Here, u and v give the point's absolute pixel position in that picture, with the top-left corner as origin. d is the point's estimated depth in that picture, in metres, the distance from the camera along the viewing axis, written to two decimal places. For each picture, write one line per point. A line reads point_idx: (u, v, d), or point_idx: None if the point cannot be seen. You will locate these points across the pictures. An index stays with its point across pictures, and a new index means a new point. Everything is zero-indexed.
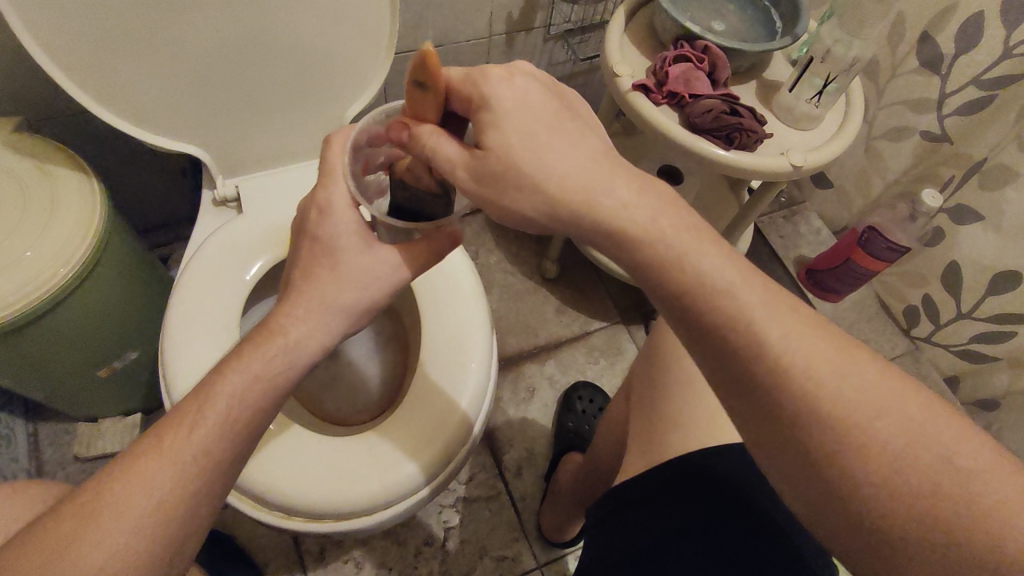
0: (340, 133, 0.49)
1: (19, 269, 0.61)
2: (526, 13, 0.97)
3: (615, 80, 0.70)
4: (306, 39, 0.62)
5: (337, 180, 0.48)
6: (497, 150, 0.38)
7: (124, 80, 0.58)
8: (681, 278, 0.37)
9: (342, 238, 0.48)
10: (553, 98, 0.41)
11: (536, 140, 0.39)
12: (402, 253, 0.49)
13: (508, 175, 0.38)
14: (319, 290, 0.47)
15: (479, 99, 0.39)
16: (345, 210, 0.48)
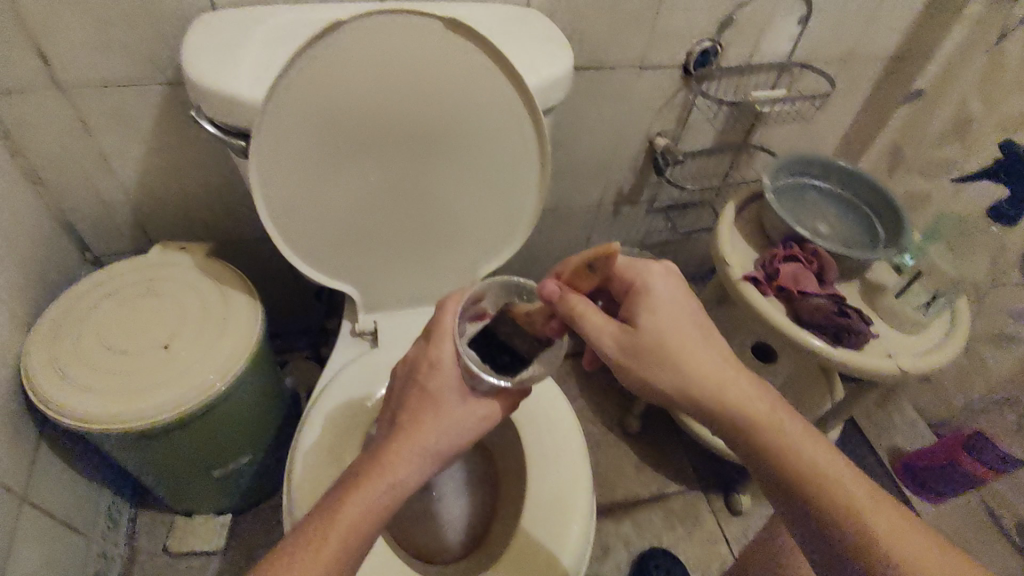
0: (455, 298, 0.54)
1: (187, 377, 0.70)
2: (635, 189, 1.09)
3: (726, 269, 0.77)
4: (461, 211, 0.69)
5: (448, 341, 0.52)
6: (651, 333, 0.49)
7: (306, 217, 0.64)
8: (794, 469, 0.46)
9: (449, 391, 0.51)
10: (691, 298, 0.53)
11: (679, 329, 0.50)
12: (490, 406, 0.53)
13: (653, 351, 0.49)
14: (425, 439, 0.50)
15: (641, 288, 0.51)
16: (453, 366, 0.51)
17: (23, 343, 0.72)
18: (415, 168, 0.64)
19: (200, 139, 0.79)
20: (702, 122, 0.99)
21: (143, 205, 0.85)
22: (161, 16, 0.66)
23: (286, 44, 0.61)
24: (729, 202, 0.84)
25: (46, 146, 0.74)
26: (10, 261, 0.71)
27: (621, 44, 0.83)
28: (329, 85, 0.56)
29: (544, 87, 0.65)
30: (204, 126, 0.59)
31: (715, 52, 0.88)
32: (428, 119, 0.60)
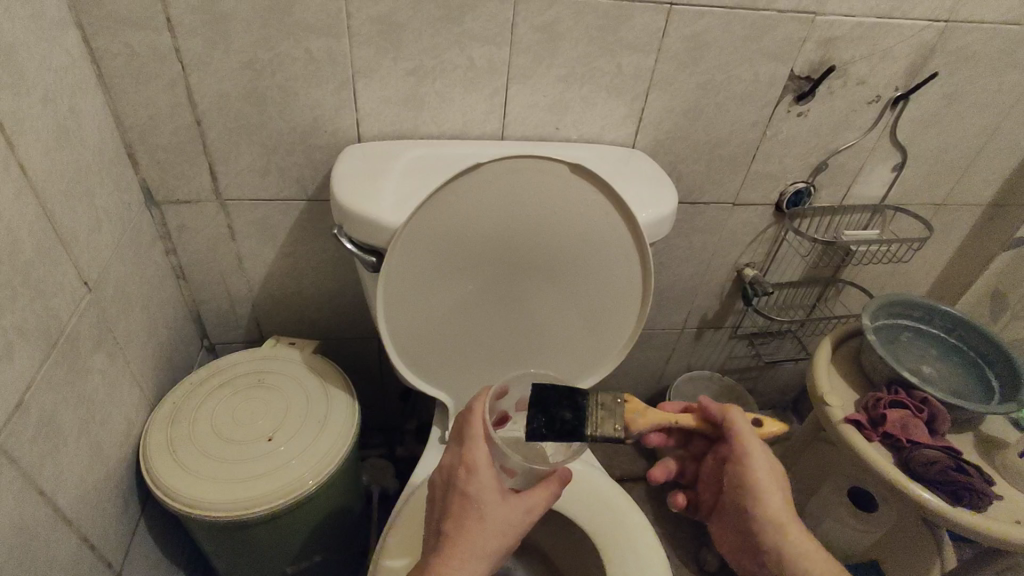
0: (481, 398, 0.55)
1: (287, 470, 0.72)
2: (719, 315, 1.10)
3: (827, 409, 0.74)
4: (561, 331, 0.72)
5: (482, 443, 0.52)
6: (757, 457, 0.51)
7: (412, 308, 0.67)
8: None
9: (488, 493, 0.50)
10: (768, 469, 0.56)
11: (771, 475, 0.51)
12: (533, 498, 0.52)
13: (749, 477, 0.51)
14: (478, 543, 0.48)
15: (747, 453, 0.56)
16: (489, 469, 0.51)
17: (145, 423, 0.76)
18: (524, 290, 0.68)
19: (326, 248, 0.87)
20: (792, 256, 1.01)
21: (263, 301, 0.93)
22: (317, 146, 0.76)
23: (422, 176, 0.69)
24: (823, 338, 0.83)
25: (197, 245, 0.84)
26: (150, 344, 0.79)
27: (716, 182, 0.88)
28: (460, 214, 0.62)
29: (651, 225, 0.69)
30: (344, 243, 0.66)
31: (808, 193, 0.91)
32: (542, 247, 0.65)
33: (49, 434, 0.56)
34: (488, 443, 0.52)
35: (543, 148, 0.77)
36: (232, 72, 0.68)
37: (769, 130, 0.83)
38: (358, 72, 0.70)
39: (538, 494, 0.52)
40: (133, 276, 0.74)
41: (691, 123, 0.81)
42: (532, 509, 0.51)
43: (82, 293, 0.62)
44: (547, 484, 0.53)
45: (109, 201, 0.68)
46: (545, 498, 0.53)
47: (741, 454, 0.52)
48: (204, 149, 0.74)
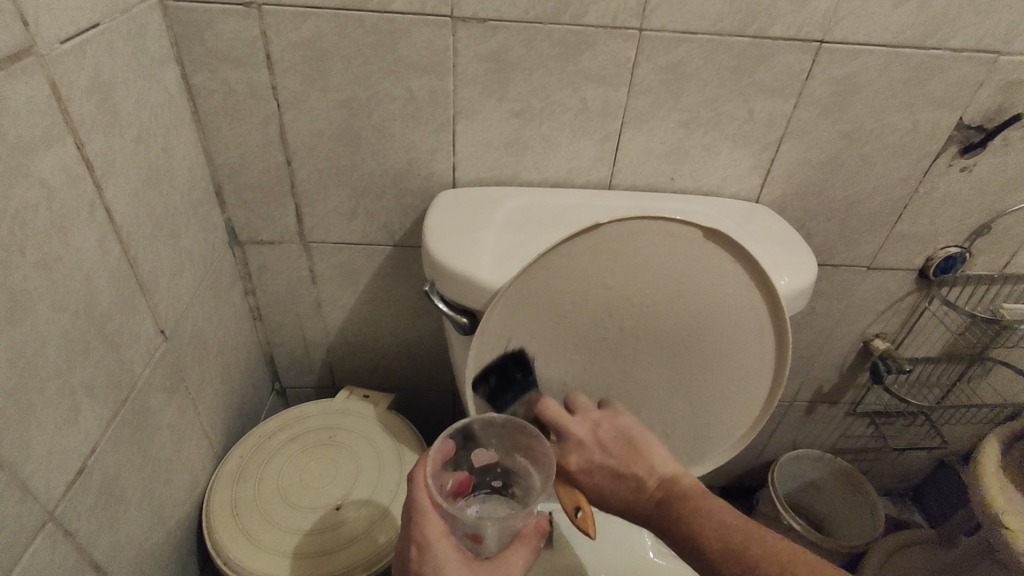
0: (421, 464, 0.53)
1: (356, 546, 0.64)
2: (836, 389, 0.96)
3: (1007, 534, 0.61)
4: (673, 413, 0.62)
5: (430, 515, 0.51)
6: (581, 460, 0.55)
7: (504, 384, 0.59)
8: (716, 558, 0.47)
9: (449, 566, 0.49)
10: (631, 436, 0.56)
11: (623, 462, 0.54)
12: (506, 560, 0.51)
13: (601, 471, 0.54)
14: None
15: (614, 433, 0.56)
16: (442, 541, 0.50)
17: (209, 480, 0.71)
18: (637, 367, 0.58)
19: (407, 296, 0.81)
20: (934, 329, 0.86)
21: (339, 346, 0.88)
22: (408, 191, 0.71)
23: (524, 230, 0.61)
24: (988, 441, 0.69)
25: (276, 287, 0.80)
26: (223, 390, 0.74)
27: (851, 243, 0.77)
28: (573, 278, 0.53)
29: (788, 297, 0.60)
30: (435, 302, 0.59)
31: (962, 259, 0.78)
32: (660, 324, 0.55)
33: (110, 499, 0.51)
34: (438, 512, 0.51)
35: (656, 200, 0.69)
36: (328, 111, 0.64)
37: (924, 185, 0.71)
38: (459, 112, 0.64)
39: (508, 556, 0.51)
40: (210, 320, 0.70)
41: (828, 176, 0.71)
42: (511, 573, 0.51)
43: (157, 342, 0.58)
44: (520, 545, 0.52)
45: (194, 242, 0.65)
46: (518, 559, 0.52)
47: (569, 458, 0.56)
48: (293, 189, 0.70)
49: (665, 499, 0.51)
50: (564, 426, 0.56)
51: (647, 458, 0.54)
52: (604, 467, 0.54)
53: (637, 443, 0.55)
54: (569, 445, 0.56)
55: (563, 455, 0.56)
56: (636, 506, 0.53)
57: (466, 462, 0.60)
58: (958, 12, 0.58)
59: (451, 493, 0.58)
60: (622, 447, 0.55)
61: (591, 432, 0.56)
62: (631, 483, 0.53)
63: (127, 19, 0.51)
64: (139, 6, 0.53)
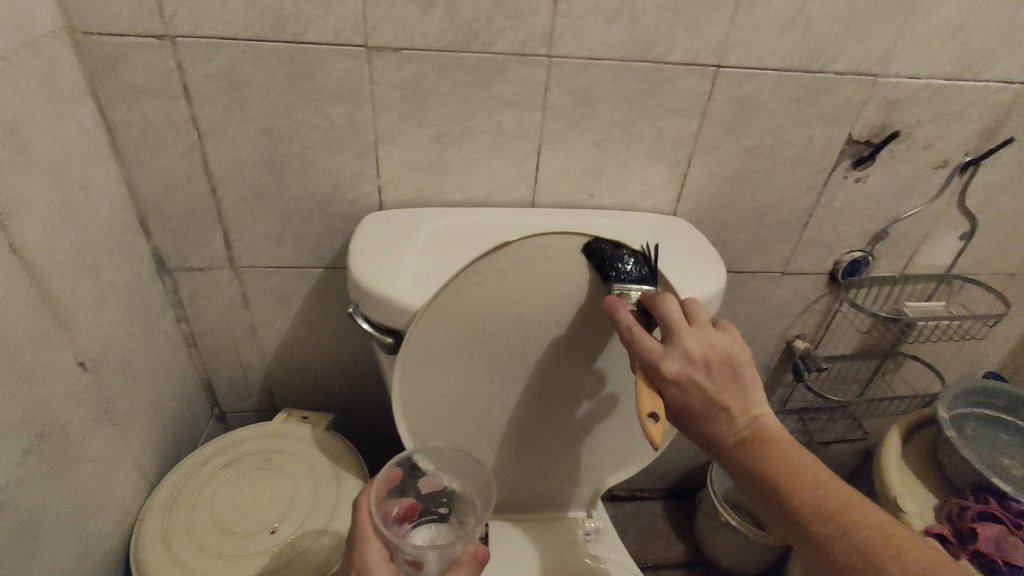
0: (366, 491, 0.55)
1: (292, 568, 0.65)
2: (766, 388, 1.01)
3: (902, 515, 0.65)
4: (594, 417, 0.64)
5: (371, 540, 0.52)
6: (677, 372, 0.47)
7: (427, 396, 0.61)
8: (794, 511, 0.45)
9: None
10: (734, 366, 0.48)
11: (723, 387, 0.47)
12: None
13: (693, 404, 0.47)
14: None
15: (728, 359, 0.48)
16: (382, 568, 0.51)
17: (141, 511, 0.70)
18: (556, 373, 0.61)
19: (342, 316, 0.82)
20: (848, 328, 0.92)
21: (277, 369, 0.88)
22: (335, 214, 0.72)
23: (447, 248, 0.63)
24: (891, 431, 0.75)
25: (209, 313, 0.79)
26: (154, 419, 0.74)
27: (764, 251, 0.81)
28: (487, 291, 0.56)
29: None
30: (360, 323, 0.61)
31: (866, 262, 0.83)
32: (572, 331, 0.58)
33: (28, 538, 0.51)
34: (381, 540, 0.53)
35: (576, 217, 0.72)
36: (249, 140, 0.65)
37: (825, 195, 0.76)
38: (380, 137, 0.66)
39: None
40: (139, 350, 0.69)
41: (737, 190, 0.75)
42: None
43: (77, 375, 0.58)
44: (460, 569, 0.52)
45: (117, 273, 0.64)
46: None
47: (662, 366, 0.47)
48: (219, 216, 0.70)
49: (754, 441, 0.47)
50: (676, 332, 0.48)
51: (748, 393, 0.48)
52: (705, 386, 0.47)
53: (743, 376, 0.48)
54: (670, 353, 0.48)
55: (663, 358, 0.47)
56: (714, 436, 0.48)
57: (412, 489, 0.62)
58: (837, 38, 0.63)
59: (397, 519, 0.59)
60: (726, 372, 0.47)
61: (701, 344, 0.48)
62: (723, 416, 0.47)
63: (33, 55, 0.51)
64: (47, 41, 0.53)
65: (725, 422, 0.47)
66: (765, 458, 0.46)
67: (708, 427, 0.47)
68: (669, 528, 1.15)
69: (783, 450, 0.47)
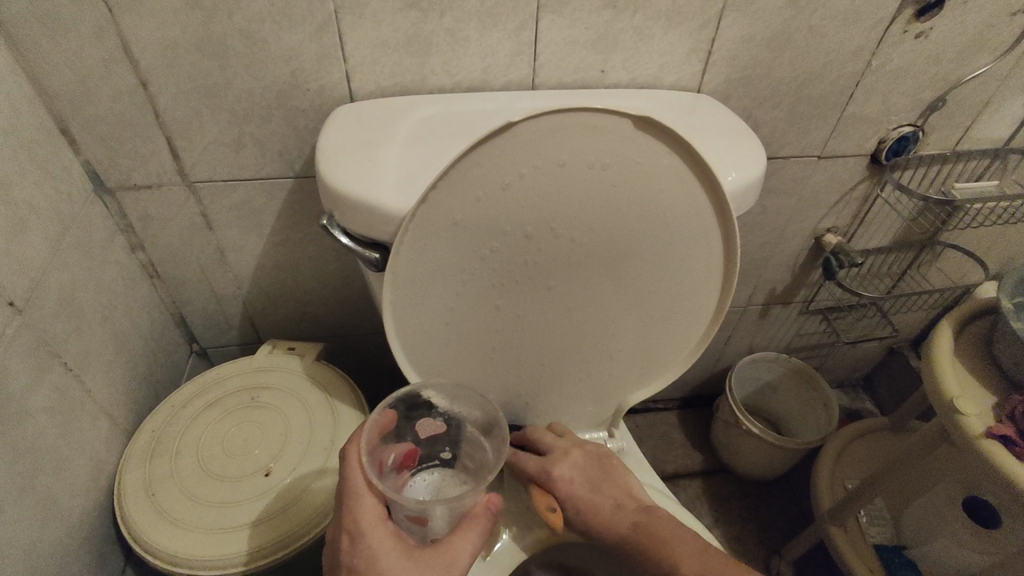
0: (354, 439, 0.46)
1: (291, 512, 0.59)
2: (790, 288, 0.93)
3: (958, 418, 0.59)
4: (615, 331, 0.57)
5: (364, 496, 0.43)
6: (558, 467, 0.59)
7: (425, 320, 0.53)
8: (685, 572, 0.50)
9: (383, 553, 0.40)
10: (609, 464, 0.60)
11: (595, 479, 0.59)
12: (460, 541, 0.43)
13: (580, 496, 0.58)
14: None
15: (603, 456, 0.60)
16: (377, 526, 0.41)
17: (120, 458, 0.64)
18: (571, 291, 0.53)
19: (323, 234, 0.72)
20: (885, 216, 0.83)
21: (256, 298, 0.79)
22: (299, 109, 0.60)
23: (434, 142, 0.53)
24: (941, 326, 0.67)
25: (167, 239, 0.69)
26: (120, 361, 0.65)
27: (801, 130, 0.71)
28: (491, 194, 0.46)
29: (736, 194, 0.54)
30: (337, 236, 0.51)
31: (915, 138, 0.73)
32: (593, 232, 0.49)
33: None
34: (374, 495, 0.43)
35: (587, 97, 0.60)
36: (178, 16, 0.52)
37: (876, 59, 0.65)
38: (343, 5, 0.53)
39: (461, 540, 0.43)
40: (84, 284, 0.60)
41: (774, 56, 0.63)
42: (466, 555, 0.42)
43: (5, 316, 0.48)
44: (474, 528, 0.44)
45: (38, 192, 0.54)
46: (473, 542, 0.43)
47: (549, 467, 0.59)
48: (158, 119, 0.59)
49: (636, 522, 0.55)
50: (553, 446, 0.61)
51: (623, 486, 0.58)
52: (581, 478, 0.59)
53: (615, 472, 0.60)
54: (554, 456, 0.60)
55: (553, 463, 0.59)
56: (605, 526, 0.56)
57: (410, 434, 0.55)
58: None
59: (394, 468, 0.53)
60: (597, 469, 0.59)
61: (575, 447, 0.61)
62: (606, 502, 0.57)
63: None
64: None
65: (611, 508, 0.56)
66: (647, 537, 0.53)
67: (596, 520, 0.56)
68: (685, 437, 1.12)
69: (667, 521, 0.54)
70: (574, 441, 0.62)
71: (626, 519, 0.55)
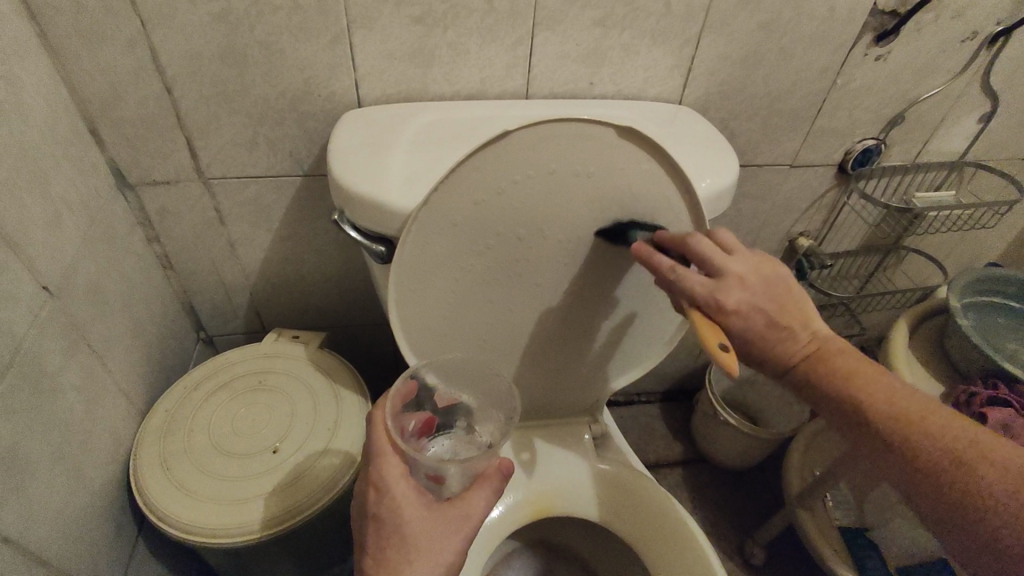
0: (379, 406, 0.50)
1: (297, 486, 0.64)
2: None
3: None
4: (599, 321, 0.63)
5: (389, 455, 0.47)
6: (732, 290, 0.45)
7: (426, 309, 0.58)
8: (901, 429, 0.43)
9: (407, 508, 0.45)
10: (795, 289, 0.47)
11: (777, 305, 0.46)
12: (475, 497, 0.48)
13: (751, 331, 0.46)
14: (410, 574, 0.43)
15: (782, 280, 0.46)
16: (401, 482, 0.46)
17: (136, 435, 0.68)
18: (560, 285, 0.58)
19: (328, 229, 0.77)
20: (853, 222, 0.89)
21: (262, 289, 0.83)
22: (310, 114, 0.65)
23: (437, 146, 0.58)
24: (899, 323, 0.74)
25: (181, 231, 0.74)
26: (137, 345, 0.70)
27: (774, 141, 0.76)
28: (488, 196, 0.51)
29: (710, 199, 0.59)
30: (348, 231, 0.56)
31: (879, 150, 0.79)
32: (580, 231, 0.54)
33: (14, 470, 0.48)
34: (399, 454, 0.47)
35: (576, 107, 0.66)
36: (204, 27, 0.56)
37: (841, 77, 0.71)
38: (354, 21, 0.58)
39: (475, 496, 0.48)
40: (108, 273, 0.64)
41: (748, 72, 0.69)
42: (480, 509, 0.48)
43: (41, 299, 0.53)
44: (489, 486, 0.49)
45: (70, 187, 0.58)
46: (487, 498, 0.48)
47: (715, 292, 0.45)
48: (179, 120, 0.63)
49: (816, 361, 0.46)
50: (722, 267, 0.46)
51: (808, 318, 0.47)
52: (762, 310, 0.46)
53: (798, 295, 0.47)
54: (720, 279, 0.45)
55: (719, 288, 0.45)
56: (782, 358, 0.47)
57: (430, 403, 0.59)
58: None
59: (416, 433, 0.56)
60: (778, 297, 0.46)
61: (749, 268, 0.47)
62: (788, 337, 0.46)
63: None
64: None
65: (790, 345, 0.46)
66: (831, 371, 0.46)
67: (773, 356, 0.47)
68: (667, 429, 1.18)
69: (862, 370, 0.45)
70: (744, 258, 0.47)
71: (811, 344, 0.47)
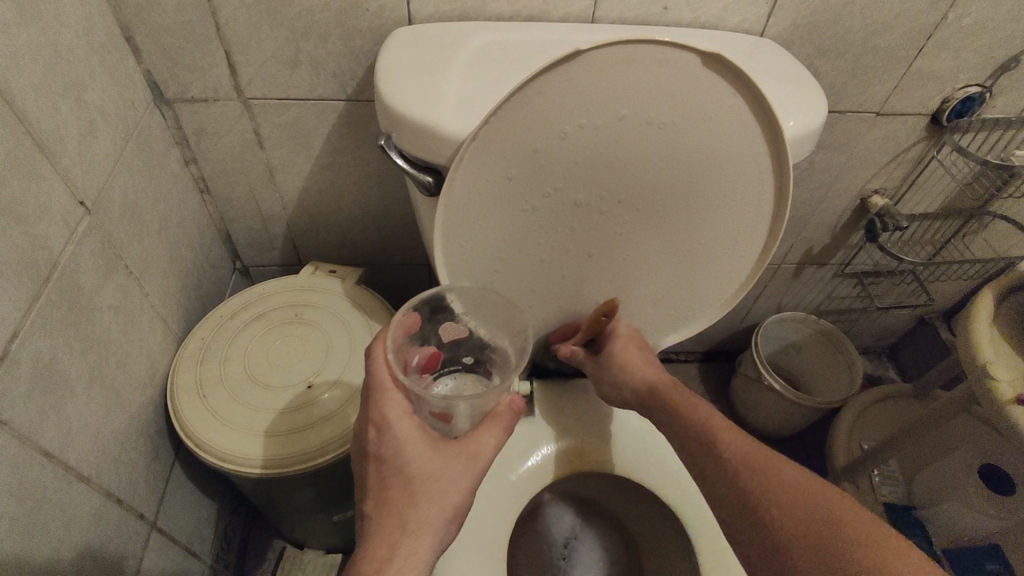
0: (380, 338, 0.46)
1: (328, 422, 0.63)
2: (826, 250, 0.93)
3: (988, 382, 0.60)
4: (655, 274, 0.58)
5: (391, 393, 0.44)
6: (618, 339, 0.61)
7: (472, 252, 0.54)
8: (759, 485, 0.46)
9: (412, 449, 0.43)
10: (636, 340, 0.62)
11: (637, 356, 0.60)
12: (482, 438, 0.46)
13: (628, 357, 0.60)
14: (414, 516, 0.42)
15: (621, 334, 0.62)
16: (405, 421, 0.43)
17: (173, 359, 0.68)
18: (616, 240, 0.54)
19: (369, 159, 0.73)
20: (938, 181, 0.81)
21: (299, 220, 0.81)
22: (357, 31, 0.60)
23: (493, 70, 0.53)
24: (983, 291, 0.67)
25: (220, 154, 0.71)
26: (173, 270, 0.68)
27: (862, 85, 0.69)
28: (551, 131, 0.46)
29: (793, 142, 0.53)
30: (393, 158, 0.52)
31: (981, 100, 0.70)
32: (645, 172, 0.49)
33: (50, 388, 0.47)
34: (402, 389, 0.44)
35: (646, 34, 0.59)
36: None
37: (954, 10, 0.62)
38: None
39: (483, 438, 0.46)
40: (145, 192, 0.62)
41: (846, 2, 0.61)
42: (488, 449, 0.46)
43: (77, 215, 0.51)
44: (496, 427, 0.47)
45: (105, 97, 0.55)
46: (493, 438, 0.47)
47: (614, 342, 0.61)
48: (219, 32, 0.59)
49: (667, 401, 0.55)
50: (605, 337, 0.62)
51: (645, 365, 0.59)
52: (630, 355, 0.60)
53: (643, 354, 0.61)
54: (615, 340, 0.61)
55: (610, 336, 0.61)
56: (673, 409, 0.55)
57: (434, 338, 0.56)
58: None
59: (418, 368, 0.54)
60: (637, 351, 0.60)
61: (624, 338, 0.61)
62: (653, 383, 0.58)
63: None
64: None
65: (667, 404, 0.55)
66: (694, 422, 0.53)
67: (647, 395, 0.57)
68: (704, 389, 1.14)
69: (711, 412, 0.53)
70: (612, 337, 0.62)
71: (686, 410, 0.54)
